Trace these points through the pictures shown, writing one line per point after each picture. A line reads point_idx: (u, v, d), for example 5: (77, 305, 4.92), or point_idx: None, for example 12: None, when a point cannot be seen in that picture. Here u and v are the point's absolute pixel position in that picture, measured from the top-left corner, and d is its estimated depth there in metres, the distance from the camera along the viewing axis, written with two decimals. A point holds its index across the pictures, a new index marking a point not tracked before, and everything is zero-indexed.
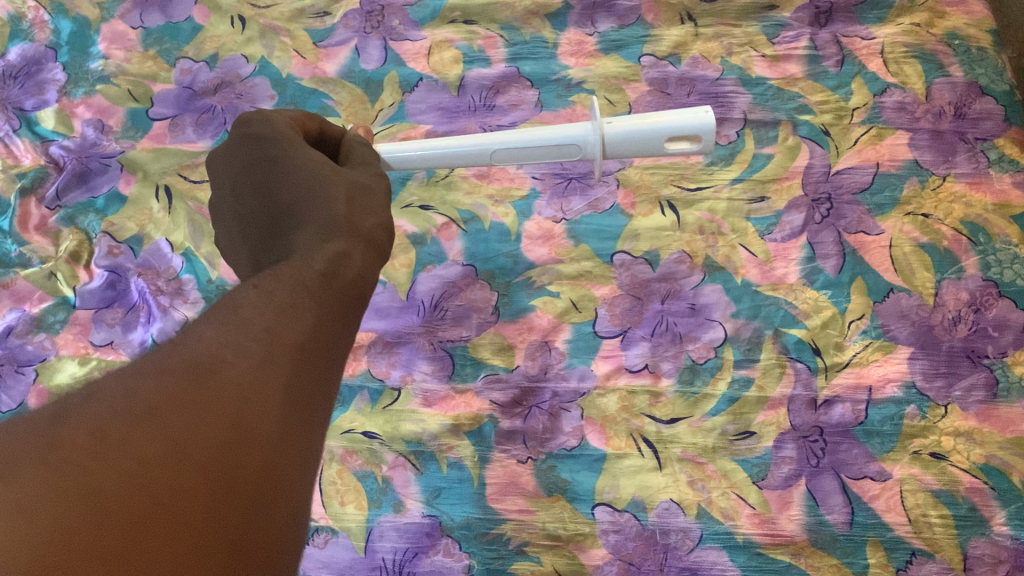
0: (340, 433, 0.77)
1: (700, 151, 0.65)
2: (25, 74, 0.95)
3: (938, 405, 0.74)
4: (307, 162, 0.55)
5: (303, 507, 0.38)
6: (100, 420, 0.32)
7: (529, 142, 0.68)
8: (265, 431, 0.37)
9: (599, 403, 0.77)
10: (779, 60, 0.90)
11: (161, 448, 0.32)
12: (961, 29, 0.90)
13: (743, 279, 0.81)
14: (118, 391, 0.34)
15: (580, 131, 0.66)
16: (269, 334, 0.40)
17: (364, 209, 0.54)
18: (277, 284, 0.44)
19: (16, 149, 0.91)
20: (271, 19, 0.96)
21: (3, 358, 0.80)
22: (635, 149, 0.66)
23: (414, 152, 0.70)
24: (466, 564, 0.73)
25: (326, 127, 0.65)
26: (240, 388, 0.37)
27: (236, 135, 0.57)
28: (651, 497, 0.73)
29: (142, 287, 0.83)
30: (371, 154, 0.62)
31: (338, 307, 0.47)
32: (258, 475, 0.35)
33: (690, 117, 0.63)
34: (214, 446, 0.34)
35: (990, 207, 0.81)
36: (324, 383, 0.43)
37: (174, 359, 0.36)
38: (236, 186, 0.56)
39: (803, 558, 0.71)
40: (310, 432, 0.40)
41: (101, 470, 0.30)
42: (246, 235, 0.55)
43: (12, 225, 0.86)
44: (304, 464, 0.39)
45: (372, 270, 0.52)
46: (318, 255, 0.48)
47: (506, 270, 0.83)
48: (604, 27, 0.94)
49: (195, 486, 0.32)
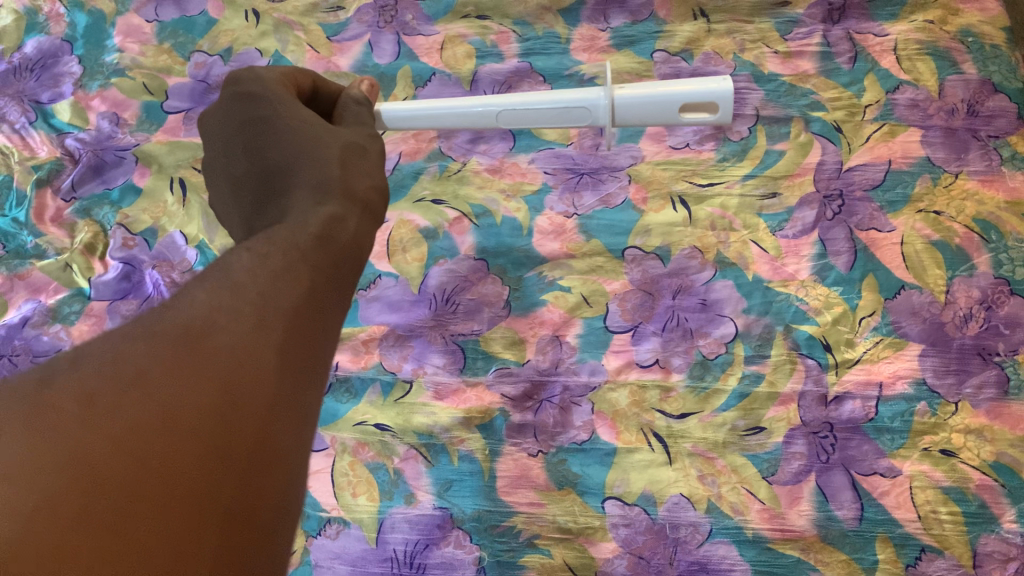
0: (352, 425, 0.78)
1: (717, 121, 0.65)
2: (41, 66, 0.96)
3: (949, 402, 0.74)
4: (297, 121, 0.56)
5: (300, 470, 0.39)
6: (88, 385, 0.33)
7: (535, 105, 0.68)
8: (260, 394, 0.37)
9: (610, 397, 0.77)
10: (791, 56, 0.90)
11: (152, 414, 0.33)
12: (975, 26, 0.90)
13: (754, 275, 0.81)
14: (107, 356, 0.34)
15: (591, 95, 0.66)
16: (263, 298, 0.41)
17: (360, 171, 0.56)
18: (270, 248, 0.45)
19: (32, 141, 0.92)
20: (285, 13, 0.97)
21: (19, 348, 0.81)
22: (646, 116, 0.66)
23: (421, 110, 0.71)
24: (477, 556, 0.73)
25: (321, 84, 0.67)
26: (232, 353, 0.37)
27: (230, 94, 0.59)
28: (661, 492, 0.74)
29: (156, 279, 0.83)
30: (366, 113, 0.64)
31: (333, 271, 0.48)
32: (253, 441, 0.36)
33: (707, 86, 0.63)
34: (205, 413, 0.35)
35: (1002, 204, 0.81)
36: (320, 346, 0.44)
37: (165, 324, 0.37)
38: (229, 149, 0.58)
39: (813, 553, 0.71)
40: (305, 397, 0.41)
41: (89, 435, 0.31)
42: (240, 200, 0.56)
43: (29, 216, 0.87)
44: (300, 430, 0.40)
45: (367, 234, 0.53)
46: (313, 219, 0.49)
47: (517, 265, 0.83)
48: (617, 23, 0.94)
49: (188, 451, 0.33)
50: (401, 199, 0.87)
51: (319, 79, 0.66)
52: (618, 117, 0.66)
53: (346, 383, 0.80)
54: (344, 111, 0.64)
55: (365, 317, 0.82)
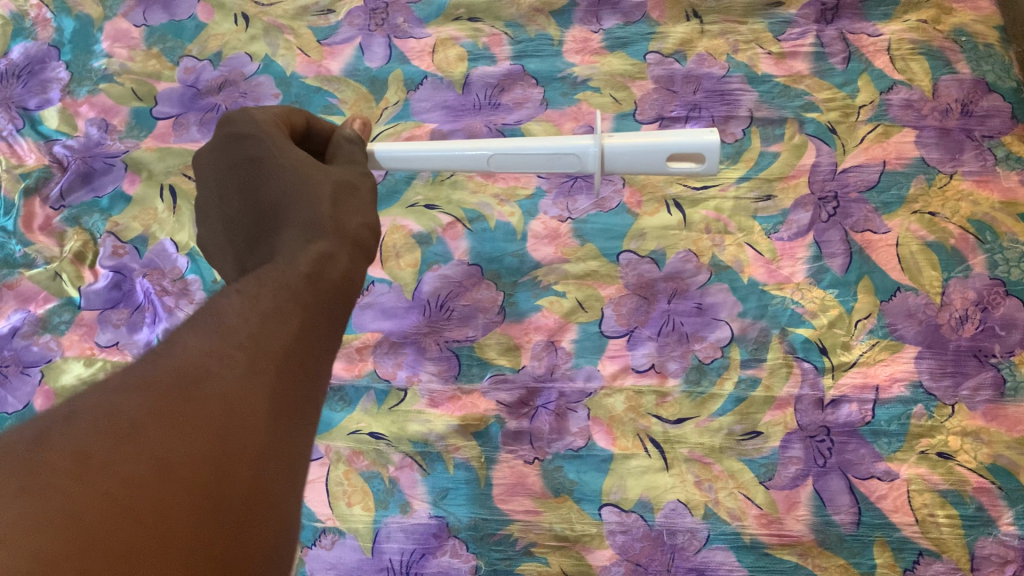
0: (346, 434, 0.77)
1: (704, 171, 0.64)
2: (28, 72, 0.95)
3: (945, 405, 0.74)
4: (291, 161, 0.56)
5: (291, 516, 0.39)
6: (82, 441, 0.32)
7: (525, 150, 0.67)
8: (252, 442, 0.37)
9: (606, 403, 0.77)
10: (785, 57, 0.90)
11: (147, 467, 0.33)
12: (968, 25, 0.89)
13: (749, 279, 0.80)
14: (99, 408, 0.34)
15: (580, 142, 0.65)
16: (254, 341, 0.41)
17: (351, 209, 0.56)
18: (260, 289, 0.45)
19: (20, 149, 0.91)
20: (275, 16, 0.96)
21: (8, 359, 0.80)
22: (635, 165, 0.65)
23: (412, 152, 0.70)
24: (473, 564, 0.73)
25: (314, 122, 0.66)
26: (225, 400, 0.37)
27: (222, 133, 0.58)
28: (657, 497, 0.73)
29: (147, 287, 0.83)
30: (358, 152, 0.63)
31: (323, 309, 0.48)
32: (248, 491, 0.36)
33: (695, 137, 0.62)
34: (200, 463, 0.34)
35: (997, 205, 0.81)
36: (311, 389, 0.44)
37: (157, 372, 0.36)
38: (223, 189, 0.57)
39: (810, 558, 0.71)
40: (296, 441, 0.41)
41: (84, 493, 0.30)
42: (230, 235, 0.56)
43: (17, 225, 0.86)
44: (291, 476, 0.39)
45: (358, 271, 0.53)
46: (303, 257, 0.49)
47: (511, 270, 0.83)
48: (609, 24, 0.93)
49: (182, 504, 0.33)
50: (394, 204, 0.87)
51: (312, 118, 0.65)
52: (607, 164, 0.66)
53: (340, 391, 0.79)
54: (337, 151, 0.63)
55: (360, 323, 0.81)
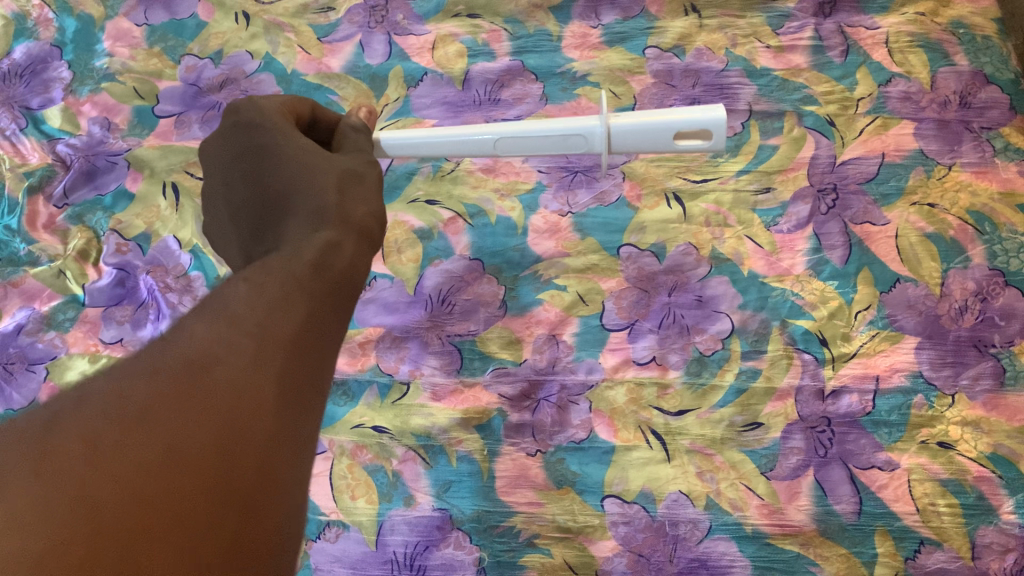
0: (349, 428, 0.78)
1: (711, 148, 0.65)
2: (30, 72, 0.95)
3: (945, 394, 0.74)
4: (296, 150, 0.56)
5: (299, 500, 0.39)
6: (92, 425, 0.33)
7: (531, 133, 0.68)
8: (261, 426, 0.38)
9: (607, 395, 0.77)
10: (784, 50, 0.90)
11: (156, 451, 0.33)
12: (966, 17, 0.90)
13: (749, 271, 0.81)
14: (109, 394, 0.34)
15: (586, 123, 0.66)
16: (261, 328, 0.42)
17: (357, 198, 0.56)
18: (267, 277, 0.45)
19: (23, 148, 0.92)
20: (276, 14, 0.96)
21: (14, 357, 0.81)
22: (643, 144, 0.66)
23: (418, 139, 0.71)
24: (477, 556, 0.73)
25: (320, 112, 0.66)
26: (232, 386, 0.38)
27: (229, 124, 0.59)
28: (659, 489, 0.74)
29: (151, 284, 0.83)
30: (364, 141, 0.64)
31: (329, 298, 0.48)
32: (256, 474, 0.36)
33: (700, 114, 0.62)
34: (208, 448, 0.35)
35: (996, 196, 0.81)
36: (318, 375, 0.44)
37: (166, 359, 0.37)
38: (230, 179, 0.58)
39: (812, 547, 0.72)
40: (304, 426, 0.41)
41: (94, 476, 0.31)
42: (237, 225, 0.57)
43: (21, 223, 0.87)
44: (299, 460, 0.40)
45: (363, 260, 0.53)
46: (308, 246, 0.49)
47: (513, 264, 0.83)
48: (608, 19, 0.93)
49: (191, 487, 0.33)
50: (396, 200, 0.87)
51: (317, 107, 0.65)
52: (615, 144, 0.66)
53: (343, 385, 0.79)
54: (344, 140, 0.63)
55: (362, 319, 0.82)
